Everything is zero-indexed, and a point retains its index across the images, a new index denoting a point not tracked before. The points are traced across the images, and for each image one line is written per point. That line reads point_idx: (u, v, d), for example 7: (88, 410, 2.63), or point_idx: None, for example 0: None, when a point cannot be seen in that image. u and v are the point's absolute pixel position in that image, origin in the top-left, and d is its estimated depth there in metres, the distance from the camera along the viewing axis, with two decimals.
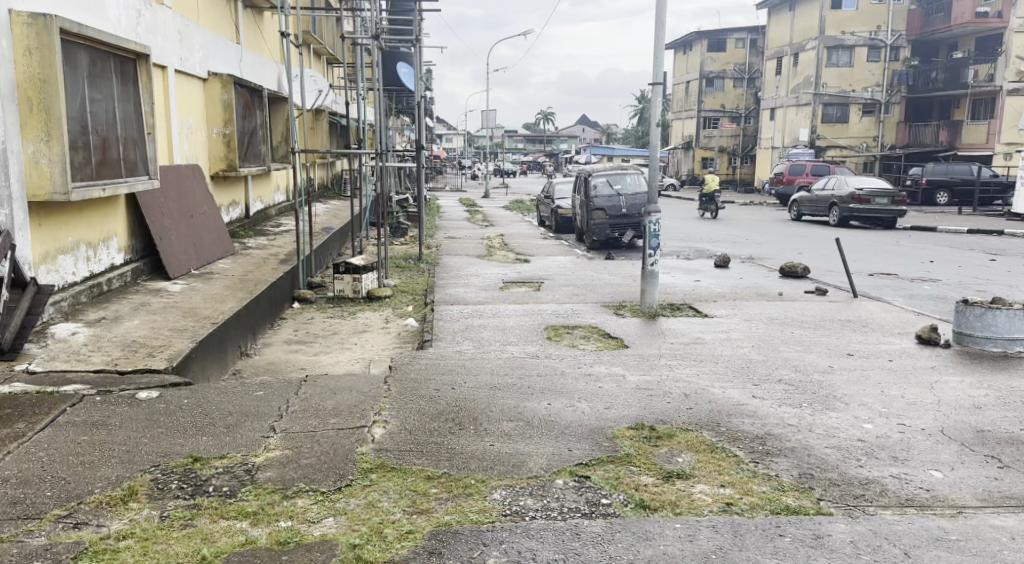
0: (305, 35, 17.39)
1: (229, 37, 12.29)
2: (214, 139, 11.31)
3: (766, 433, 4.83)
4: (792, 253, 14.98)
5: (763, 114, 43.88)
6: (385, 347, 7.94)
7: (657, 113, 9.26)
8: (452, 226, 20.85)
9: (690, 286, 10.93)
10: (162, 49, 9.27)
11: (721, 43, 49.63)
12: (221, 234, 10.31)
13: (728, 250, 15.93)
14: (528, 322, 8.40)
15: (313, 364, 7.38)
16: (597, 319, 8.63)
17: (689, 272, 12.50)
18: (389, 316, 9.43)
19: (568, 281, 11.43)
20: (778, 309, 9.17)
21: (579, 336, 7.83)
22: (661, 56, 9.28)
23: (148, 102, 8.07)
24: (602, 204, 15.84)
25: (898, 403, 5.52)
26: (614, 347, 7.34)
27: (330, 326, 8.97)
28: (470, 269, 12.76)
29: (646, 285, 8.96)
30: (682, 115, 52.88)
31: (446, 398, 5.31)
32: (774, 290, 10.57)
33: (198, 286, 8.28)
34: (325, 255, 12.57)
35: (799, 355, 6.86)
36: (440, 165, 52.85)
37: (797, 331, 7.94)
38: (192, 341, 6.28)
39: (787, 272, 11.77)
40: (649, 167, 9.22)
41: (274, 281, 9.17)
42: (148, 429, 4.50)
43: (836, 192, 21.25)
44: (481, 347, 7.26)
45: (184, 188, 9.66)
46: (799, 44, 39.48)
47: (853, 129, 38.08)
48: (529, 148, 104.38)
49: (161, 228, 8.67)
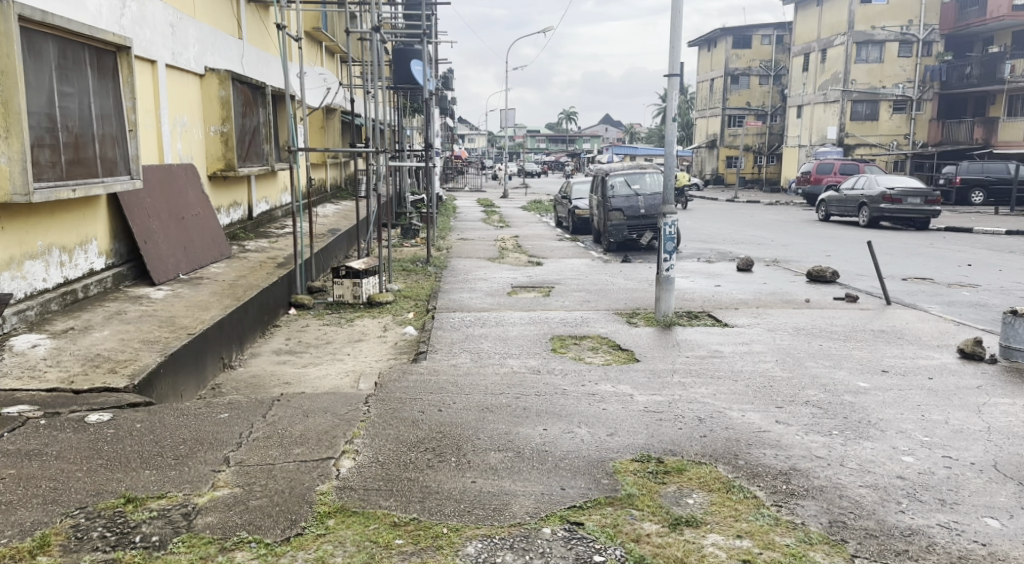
0: (314, 31, 16.95)
1: (229, 32, 11.84)
2: (211, 137, 10.87)
3: (792, 469, 4.21)
4: (819, 256, 14.30)
5: (789, 111, 42.91)
6: (379, 359, 7.40)
7: (674, 107, 8.64)
8: (467, 227, 20.31)
9: (710, 291, 10.31)
10: (151, 42, 8.81)
11: (747, 39, 48.67)
12: (216, 236, 9.84)
13: (752, 252, 15.25)
14: (534, 332, 7.84)
15: (299, 378, 6.86)
16: (608, 328, 8.05)
17: (710, 276, 11.86)
18: (388, 323, 8.90)
19: (581, 286, 10.84)
20: (805, 317, 8.52)
21: (587, 348, 7.24)
22: (678, 46, 8.66)
23: (129, 97, 7.60)
24: (620, 205, 15.24)
25: (941, 431, 4.87)
26: (624, 360, 6.75)
27: (324, 335, 8.45)
28: (479, 272, 12.22)
29: (661, 292, 8.37)
30: (706, 114, 52.03)
31: (429, 423, 4.74)
32: (801, 296, 9.91)
33: (183, 293, 7.79)
34: (328, 257, 12.10)
35: (828, 372, 6.22)
36: (460, 165, 52.47)
37: (825, 343, 7.29)
38: (162, 355, 5.77)
39: (815, 276, 11.09)
40: (666, 166, 8.60)
41: (267, 286, 8.67)
42: (86, 459, 3.98)
43: (866, 191, 20.44)
44: (479, 360, 6.70)
45: (175, 188, 9.20)
46: (827, 39, 38.48)
47: (883, 127, 37.05)
48: (552, 148, 103.83)
49: (147, 231, 8.22)
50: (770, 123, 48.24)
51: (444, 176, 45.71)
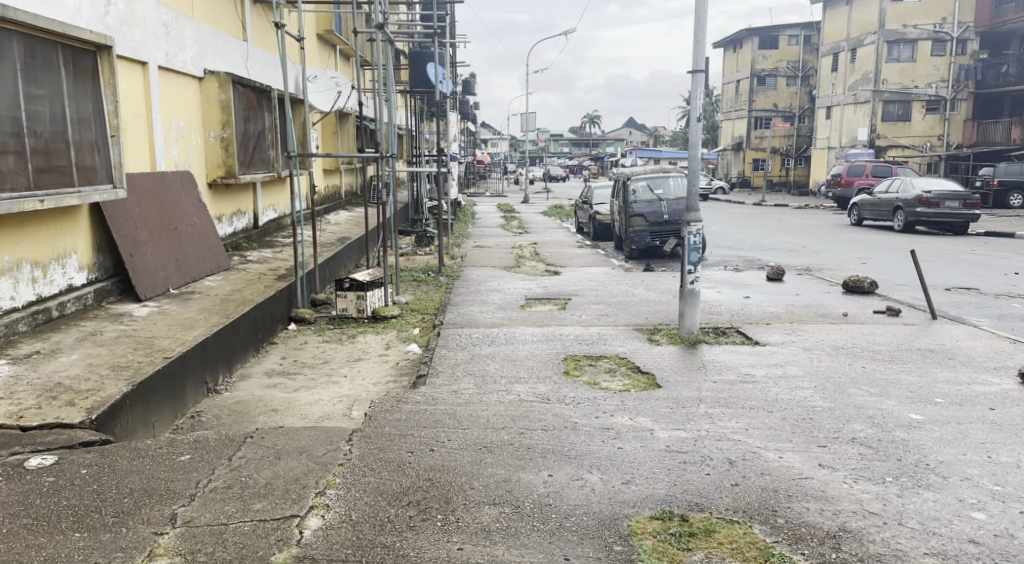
0: (326, 34, 16.47)
1: (233, 33, 11.34)
2: (211, 143, 10.36)
3: (842, 531, 3.54)
4: (854, 264, 13.52)
5: (818, 113, 41.89)
6: (377, 382, 6.80)
7: (698, 106, 7.97)
8: (485, 233, 19.70)
9: (738, 304, 9.62)
10: (140, 43, 8.32)
11: (774, 40, 47.63)
12: (212, 246, 9.32)
13: (782, 259, 14.50)
14: (546, 352, 7.20)
15: (289, 404, 6.28)
16: (627, 348, 7.38)
17: (738, 287, 11.15)
18: (391, 340, 8.31)
19: (600, 298, 10.19)
20: (842, 334, 7.80)
21: (603, 371, 6.58)
22: (703, 41, 7.99)
23: (111, 101, 7.07)
24: (642, 210, 14.54)
25: (1015, 479, 4.16)
26: (644, 386, 6.08)
27: (323, 353, 7.86)
28: (494, 283, 11.60)
29: (686, 307, 7.70)
30: (732, 116, 51.06)
31: (417, 468, 4.12)
32: (837, 310, 9.18)
33: (169, 311, 7.25)
34: (335, 267, 11.55)
35: (875, 402, 5.51)
36: (482, 170, 52.11)
37: (869, 366, 6.57)
38: (130, 383, 5.20)
39: (851, 287, 10.36)
40: (689, 170, 7.93)
41: (262, 301, 8.11)
42: (10, 516, 3.44)
43: (901, 195, 19.58)
44: (482, 385, 6.06)
45: (169, 195, 8.69)
46: (857, 39, 37.48)
47: (916, 128, 35.98)
48: (576, 151, 103.13)
49: (135, 242, 7.72)
50: (798, 125, 47.22)
51: (465, 181, 45.30)
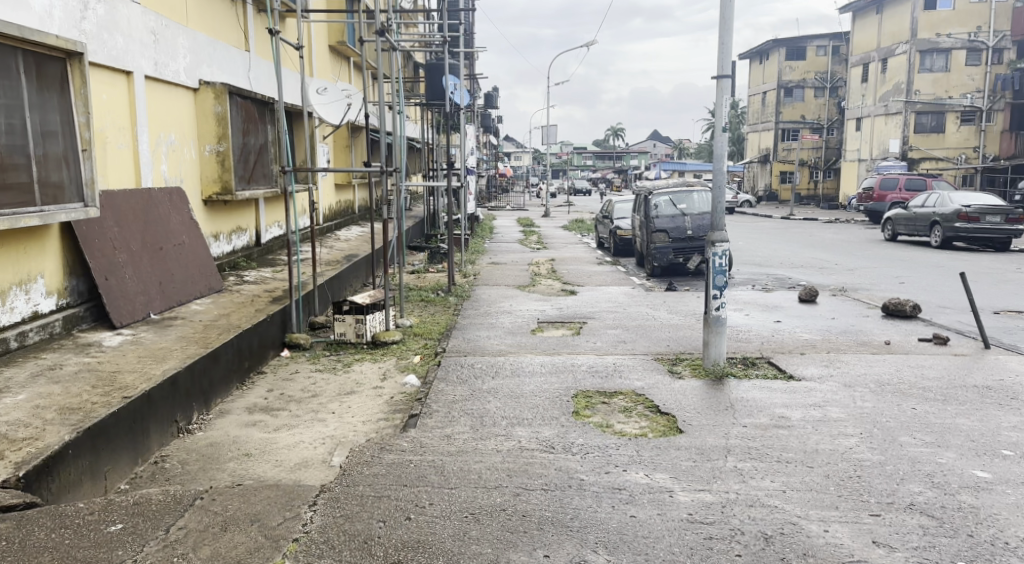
0: (336, 44, 15.96)
1: (234, 43, 10.82)
2: (207, 158, 9.76)
3: None
4: (892, 284, 12.68)
5: (847, 125, 40.89)
6: (367, 420, 6.13)
7: (725, 115, 7.27)
8: (502, 249, 19.04)
9: (769, 330, 8.85)
10: (122, 51, 7.78)
11: (801, 50, 46.73)
12: (203, 267, 8.71)
13: (814, 278, 13.69)
14: (554, 387, 6.49)
15: (265, 449, 5.62)
16: (646, 382, 6.66)
17: (768, 309, 10.39)
18: (388, 370, 7.64)
19: (617, 321, 9.48)
20: (885, 368, 7.03)
21: (618, 411, 5.86)
22: (729, 43, 7.29)
23: (83, 112, 6.52)
24: (664, 225, 13.85)
25: None
26: (663, 431, 5.36)
27: (312, 385, 7.20)
28: (505, 304, 10.91)
29: (711, 336, 6.95)
30: (758, 127, 50.18)
31: (387, 548, 3.49)
32: (878, 338, 8.40)
33: (143, 340, 6.65)
34: (337, 287, 10.90)
35: (931, 455, 4.74)
36: (504, 184, 51.69)
37: (920, 407, 5.79)
38: (75, 429, 4.60)
39: (892, 310, 9.61)
40: (714, 186, 7.20)
41: (250, 327, 7.47)
42: None
43: (938, 209, 18.66)
44: (480, 428, 5.36)
45: (155, 213, 8.12)
46: (888, 48, 36.51)
47: (950, 140, 34.90)
48: (600, 164, 102.54)
49: (112, 264, 7.14)
50: (827, 137, 46.19)
51: (487, 195, 44.74)
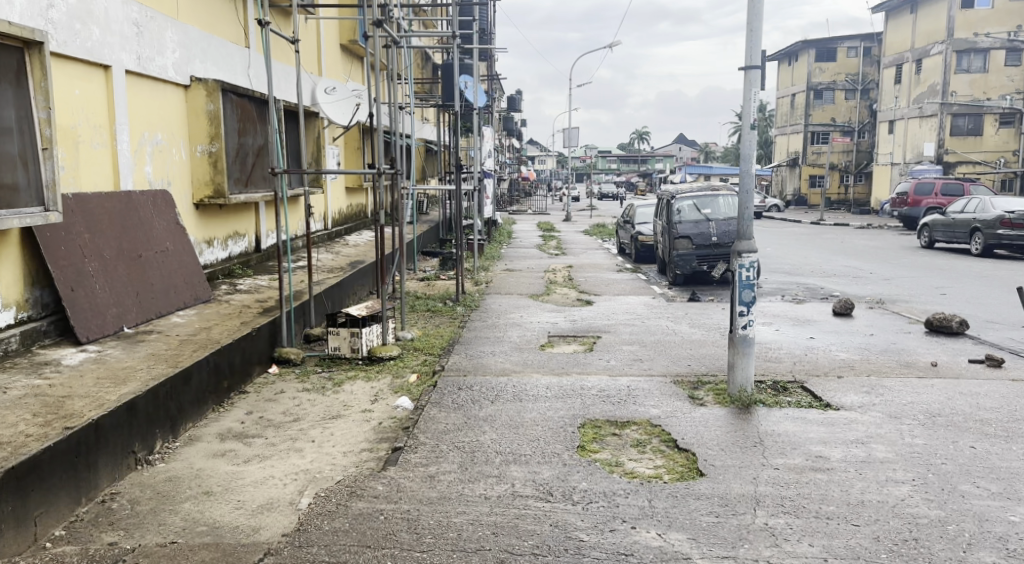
0: (348, 43, 15.39)
1: (232, 38, 10.23)
2: (197, 158, 9.18)
3: None
4: (933, 296, 11.84)
5: (879, 128, 39.75)
6: (348, 451, 5.47)
7: (753, 111, 6.52)
8: (519, 255, 18.34)
9: (801, 348, 8.08)
10: (99, 44, 7.20)
11: (831, 52, 45.62)
12: (188, 276, 8.12)
13: (847, 288, 12.85)
14: (559, 414, 5.80)
15: (230, 485, 4.98)
16: (663, 409, 5.93)
17: (799, 323, 9.60)
18: (381, 390, 6.99)
19: (634, 336, 8.75)
20: (934, 396, 6.25)
21: (629, 445, 5.16)
22: (758, 31, 6.54)
23: (43, 107, 5.92)
24: (688, 232, 13.11)
25: None
26: (681, 471, 4.66)
27: (296, 408, 6.55)
28: (517, 315, 10.24)
29: (736, 358, 6.20)
30: (786, 131, 49.09)
31: None
32: (923, 358, 7.61)
33: (108, 358, 6.04)
34: (338, 296, 10.25)
35: (1001, 512, 4.02)
36: (526, 189, 50.97)
37: (980, 446, 5.04)
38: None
39: (936, 326, 8.84)
40: (740, 192, 6.47)
41: (231, 342, 6.84)
42: None
43: (979, 215, 17.74)
44: (469, 467, 4.67)
45: (135, 217, 7.52)
46: (923, 49, 35.42)
47: (987, 143, 33.78)
48: (624, 168, 101.59)
49: (80, 273, 6.54)
50: (858, 140, 45.04)
51: (508, 201, 44.11)
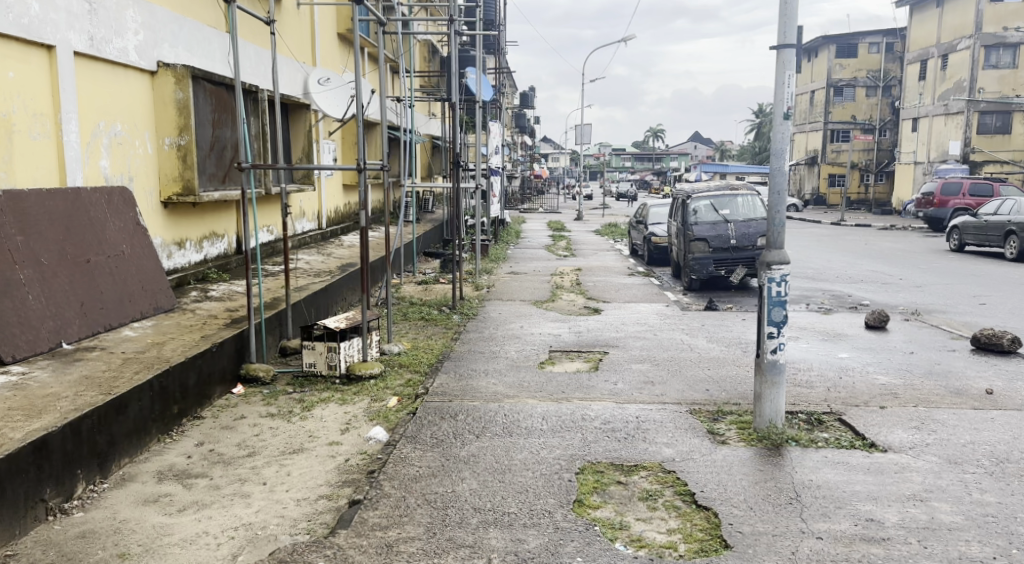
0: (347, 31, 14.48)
1: (210, 22, 9.34)
2: (165, 152, 8.33)
3: None
4: (972, 306, 10.87)
5: (903, 126, 38.53)
6: (303, 499, 4.59)
7: (786, 98, 5.58)
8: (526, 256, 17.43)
9: (835, 369, 7.14)
10: (39, 21, 6.39)
11: (853, 48, 44.36)
12: (148, 283, 7.26)
13: (878, 296, 11.88)
14: (555, 454, 4.90)
15: (152, 545, 4.12)
16: (678, 449, 5.02)
17: (829, 338, 8.65)
18: (354, 417, 6.10)
19: (645, 353, 7.85)
20: (997, 435, 5.29)
21: (637, 498, 4.25)
22: (794, 5, 5.57)
23: None
24: (704, 234, 12.15)
25: None
26: (702, 538, 3.78)
27: (254, 439, 5.67)
28: (517, 326, 9.32)
29: (765, 388, 5.28)
30: (806, 128, 47.95)
31: None
32: (976, 385, 6.65)
33: (30, 383, 5.17)
34: (322, 304, 9.34)
35: None
36: (538, 187, 50.12)
37: None
38: None
39: (984, 344, 7.87)
40: (771, 193, 5.56)
41: (184, 363, 5.96)
42: None
43: (1015, 217, 16.68)
44: (438, 533, 3.81)
45: (85, 218, 6.66)
46: (949, 44, 34.24)
47: (1016, 141, 32.55)
48: (639, 166, 100.55)
49: (10, 281, 5.62)
50: (879, 138, 43.87)
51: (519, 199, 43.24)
